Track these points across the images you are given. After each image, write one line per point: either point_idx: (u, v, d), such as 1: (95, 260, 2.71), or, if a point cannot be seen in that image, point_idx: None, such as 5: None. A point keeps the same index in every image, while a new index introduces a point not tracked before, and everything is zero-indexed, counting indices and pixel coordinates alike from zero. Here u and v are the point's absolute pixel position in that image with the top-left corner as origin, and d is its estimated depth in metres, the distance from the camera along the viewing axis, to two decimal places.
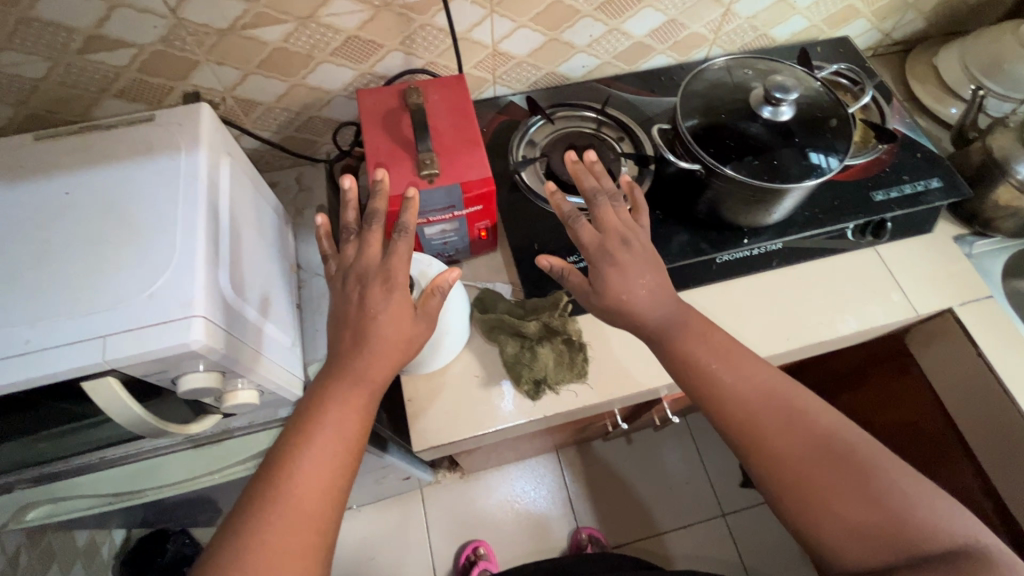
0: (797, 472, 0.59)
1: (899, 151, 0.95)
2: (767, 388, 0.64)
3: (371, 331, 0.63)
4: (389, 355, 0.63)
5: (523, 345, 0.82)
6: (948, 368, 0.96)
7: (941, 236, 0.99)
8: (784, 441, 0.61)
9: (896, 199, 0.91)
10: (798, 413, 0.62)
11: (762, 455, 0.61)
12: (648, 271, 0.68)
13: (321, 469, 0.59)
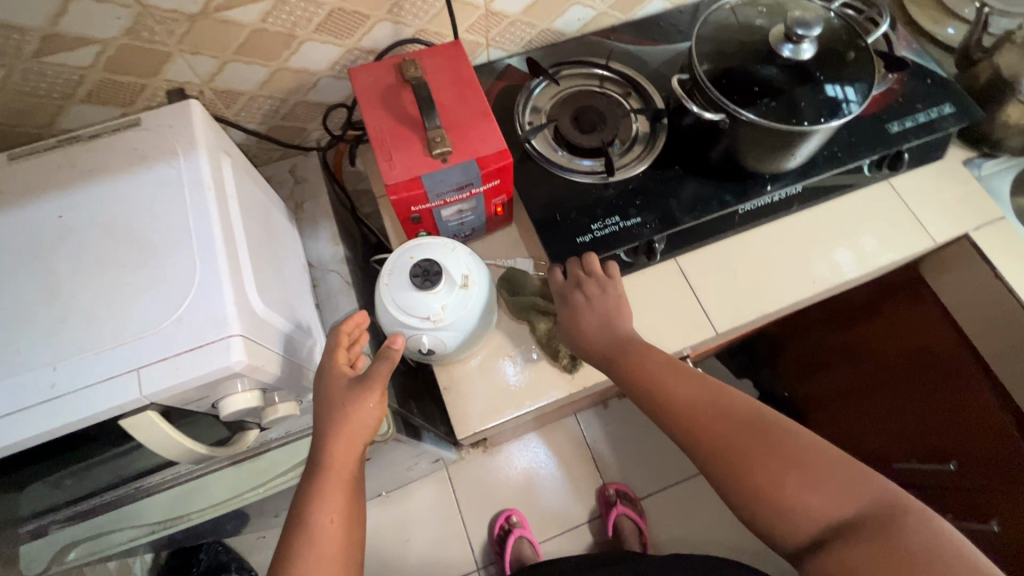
0: (722, 454, 0.60)
1: (910, 78, 0.92)
2: (702, 385, 0.65)
3: (337, 412, 0.61)
4: (349, 432, 0.60)
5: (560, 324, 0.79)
6: (966, 292, 0.98)
7: (951, 161, 0.99)
8: (713, 435, 0.61)
9: (911, 128, 0.88)
10: (729, 406, 0.63)
11: (690, 441, 0.63)
12: (595, 306, 0.74)
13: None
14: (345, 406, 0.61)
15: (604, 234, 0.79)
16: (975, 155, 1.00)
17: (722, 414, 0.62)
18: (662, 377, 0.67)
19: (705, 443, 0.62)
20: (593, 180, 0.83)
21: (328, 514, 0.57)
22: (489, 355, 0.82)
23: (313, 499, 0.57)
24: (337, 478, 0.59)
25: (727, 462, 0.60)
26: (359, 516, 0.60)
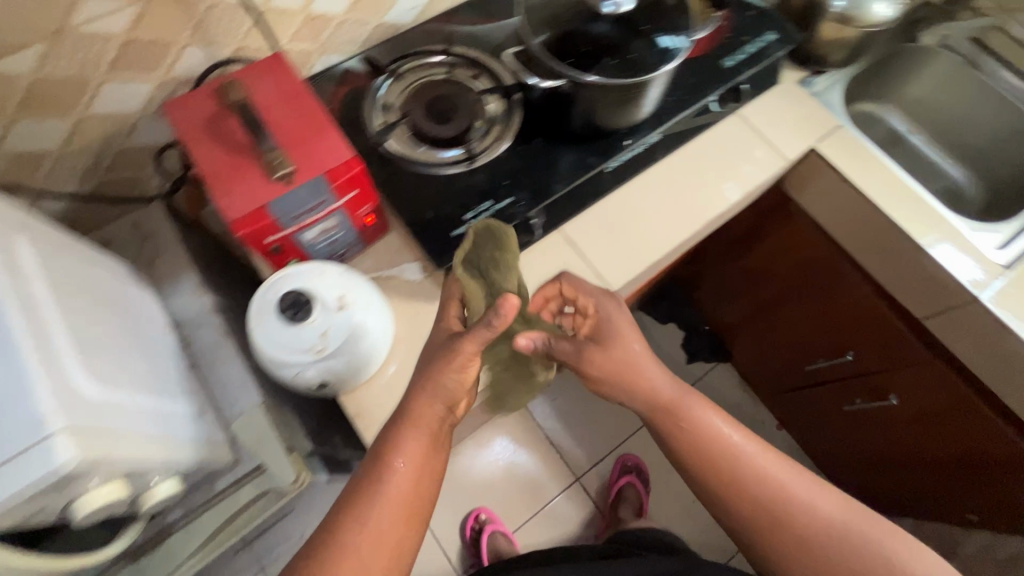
0: (794, 543, 0.65)
1: (734, 12, 0.96)
2: (776, 477, 0.67)
3: (446, 366, 0.65)
4: (436, 392, 0.66)
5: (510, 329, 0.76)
6: (826, 200, 1.05)
7: (788, 83, 1.06)
8: (790, 532, 0.65)
9: (743, 60, 0.93)
10: (805, 502, 0.66)
11: (760, 534, 0.67)
12: (631, 340, 0.73)
13: (383, 514, 0.62)
14: (442, 365, 0.65)
15: (481, 221, 0.77)
16: (804, 75, 1.07)
17: (798, 511, 0.66)
18: (743, 471, 0.68)
19: (774, 537, 0.66)
20: (460, 169, 0.80)
21: (406, 463, 0.64)
22: (397, 370, 0.79)
23: (399, 447, 0.64)
24: (417, 427, 0.66)
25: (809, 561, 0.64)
26: (436, 465, 0.67)
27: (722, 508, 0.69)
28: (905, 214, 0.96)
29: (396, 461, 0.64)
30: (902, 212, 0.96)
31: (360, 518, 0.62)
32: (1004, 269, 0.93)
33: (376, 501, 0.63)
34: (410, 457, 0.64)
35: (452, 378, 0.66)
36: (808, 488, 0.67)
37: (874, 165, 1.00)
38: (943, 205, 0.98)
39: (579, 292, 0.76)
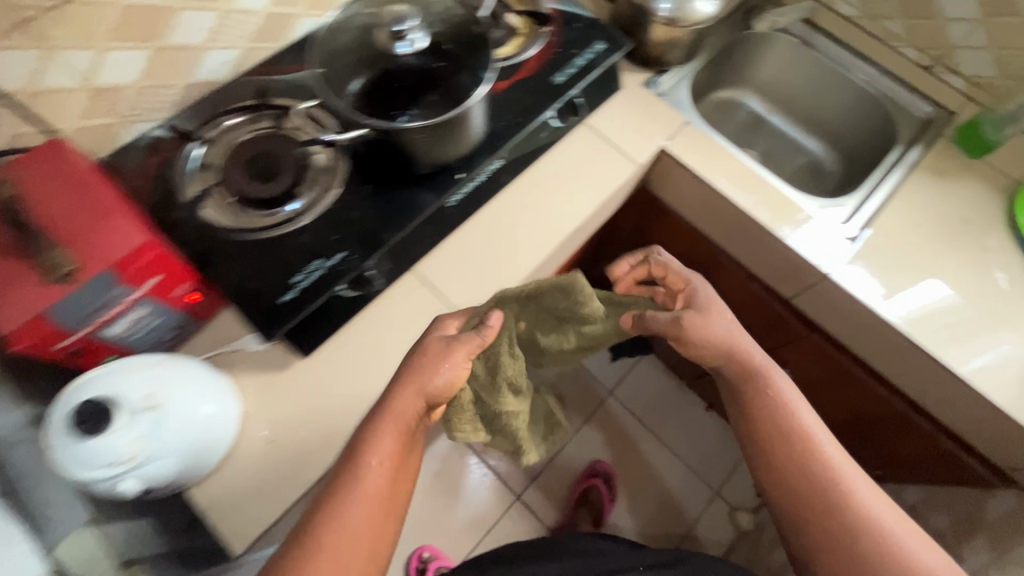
0: (818, 501, 0.79)
1: (560, 26, 0.96)
2: (813, 443, 0.81)
3: (416, 373, 0.70)
4: (420, 386, 0.70)
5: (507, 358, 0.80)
6: (687, 197, 1.06)
7: (632, 86, 1.06)
8: (811, 485, 0.79)
9: (573, 75, 0.92)
10: (837, 468, 0.80)
11: (784, 492, 0.81)
12: (722, 311, 0.84)
13: (362, 511, 0.64)
14: (429, 369, 0.70)
15: (312, 280, 0.74)
16: (650, 75, 1.08)
17: (825, 472, 0.79)
18: (789, 434, 0.81)
19: (794, 488, 0.81)
20: (288, 229, 0.77)
21: (378, 461, 0.67)
22: (252, 448, 0.75)
23: (377, 440, 0.67)
24: (397, 427, 0.68)
25: (822, 518, 0.78)
26: (406, 461, 0.70)
27: (759, 457, 0.84)
28: (756, 202, 0.98)
29: (370, 457, 0.66)
30: (752, 199, 0.98)
31: (332, 519, 0.63)
32: (850, 242, 0.97)
33: (354, 496, 0.65)
34: (386, 450, 0.67)
35: (441, 377, 0.70)
36: (839, 459, 0.81)
37: (722, 158, 1.02)
38: (789, 188, 1.01)
39: (669, 271, 0.84)
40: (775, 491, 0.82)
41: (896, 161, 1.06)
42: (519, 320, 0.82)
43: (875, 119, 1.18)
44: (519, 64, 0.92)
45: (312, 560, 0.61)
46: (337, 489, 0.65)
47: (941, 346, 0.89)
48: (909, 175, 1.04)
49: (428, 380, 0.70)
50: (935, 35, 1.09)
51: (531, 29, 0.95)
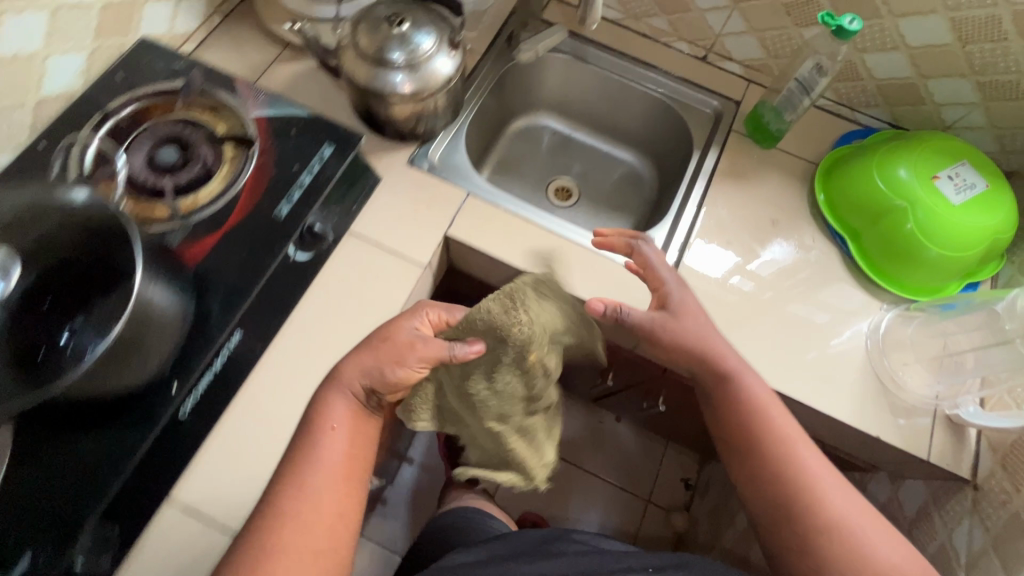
0: (781, 486, 0.71)
1: (273, 139, 0.79)
2: (783, 437, 0.73)
3: (380, 339, 0.67)
4: (377, 376, 0.65)
5: (486, 375, 0.69)
6: (497, 276, 0.93)
7: (396, 170, 0.92)
8: (771, 483, 0.71)
9: (301, 199, 0.76)
10: (807, 468, 0.71)
11: (749, 479, 0.74)
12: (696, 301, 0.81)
13: (328, 480, 0.62)
14: (385, 351, 0.66)
15: None
16: (415, 150, 0.94)
17: (789, 467, 0.71)
18: (753, 427, 0.74)
19: (751, 474, 0.73)
20: None
21: (335, 430, 0.65)
22: None
23: (324, 410, 0.65)
24: (346, 387, 0.66)
25: (782, 502, 0.70)
26: (369, 430, 0.68)
27: (727, 449, 0.77)
28: (563, 271, 0.88)
29: (323, 429, 0.64)
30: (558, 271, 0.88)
31: (281, 502, 0.60)
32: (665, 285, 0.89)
33: (312, 472, 0.62)
34: (338, 420, 0.65)
35: (394, 370, 0.65)
36: (812, 459, 0.72)
37: (515, 227, 0.90)
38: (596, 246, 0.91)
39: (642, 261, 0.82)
40: (738, 479, 0.75)
41: (696, 172, 1.01)
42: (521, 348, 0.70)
43: (669, 122, 1.10)
44: (229, 205, 0.75)
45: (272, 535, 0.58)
46: (305, 444, 0.64)
47: (773, 375, 0.84)
48: (709, 186, 0.98)
49: (376, 371, 0.65)
50: (700, 28, 1.02)
51: (239, 153, 0.78)
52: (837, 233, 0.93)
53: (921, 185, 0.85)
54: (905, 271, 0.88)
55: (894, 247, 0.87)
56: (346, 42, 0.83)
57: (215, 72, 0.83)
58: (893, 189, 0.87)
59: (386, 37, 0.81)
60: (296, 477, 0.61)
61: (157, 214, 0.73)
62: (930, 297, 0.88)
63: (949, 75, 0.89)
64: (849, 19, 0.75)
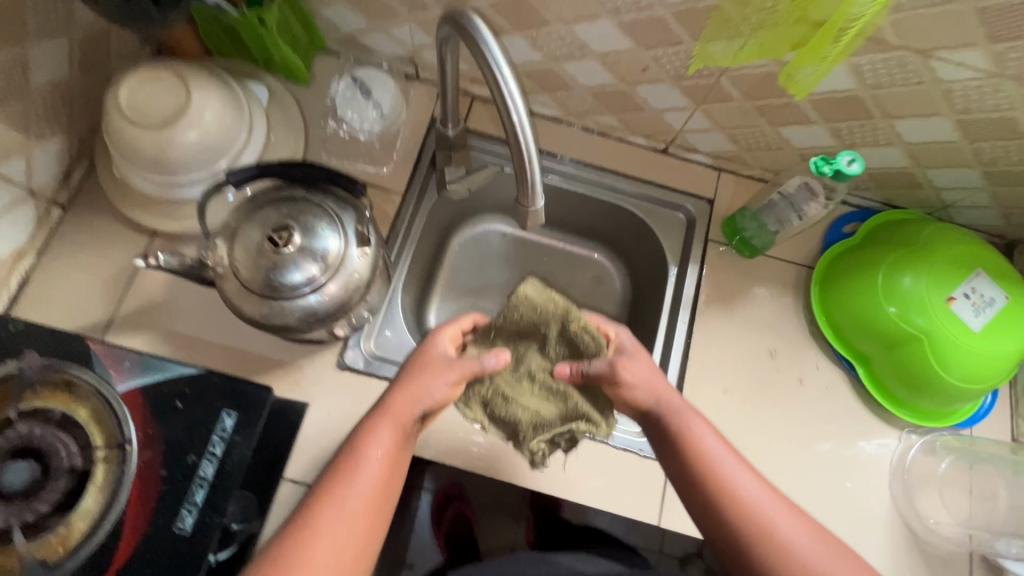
0: (748, 511, 0.61)
1: (153, 421, 0.62)
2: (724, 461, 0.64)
3: (414, 370, 0.65)
4: (417, 394, 0.63)
5: (537, 351, 0.75)
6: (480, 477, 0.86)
7: (325, 383, 0.76)
8: (734, 514, 0.61)
9: (207, 499, 0.60)
10: (757, 505, 0.61)
11: (708, 507, 0.63)
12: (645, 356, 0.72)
13: (365, 505, 0.58)
14: (417, 386, 0.64)
15: None
16: (343, 349, 0.77)
17: (736, 511, 0.61)
18: (698, 471, 0.64)
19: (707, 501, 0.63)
20: None
21: (370, 463, 0.60)
22: None
23: (371, 438, 0.61)
24: (388, 421, 0.62)
25: (747, 534, 0.61)
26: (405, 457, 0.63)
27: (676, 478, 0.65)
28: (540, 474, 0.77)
29: (369, 454, 0.60)
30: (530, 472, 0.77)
31: (309, 527, 0.56)
32: None
33: (356, 489, 0.58)
34: (387, 441, 0.61)
35: (436, 391, 0.64)
36: (759, 496, 0.62)
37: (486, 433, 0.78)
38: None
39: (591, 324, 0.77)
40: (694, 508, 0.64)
41: (675, 296, 0.88)
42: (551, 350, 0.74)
43: (632, 226, 0.94)
44: (115, 533, 0.58)
45: (295, 560, 0.54)
46: (353, 463, 0.60)
47: None
48: (694, 319, 0.85)
49: (416, 389, 0.64)
50: (655, 125, 0.84)
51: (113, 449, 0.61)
52: (841, 356, 0.81)
53: (935, 308, 0.73)
54: (927, 400, 0.77)
55: (910, 378, 0.76)
56: (226, 269, 0.64)
57: (55, 334, 0.64)
58: (894, 301, 0.75)
59: (274, 264, 0.62)
60: (329, 501, 0.58)
61: (19, 571, 0.56)
62: (952, 421, 0.78)
63: (954, 166, 0.75)
64: (847, 159, 0.60)
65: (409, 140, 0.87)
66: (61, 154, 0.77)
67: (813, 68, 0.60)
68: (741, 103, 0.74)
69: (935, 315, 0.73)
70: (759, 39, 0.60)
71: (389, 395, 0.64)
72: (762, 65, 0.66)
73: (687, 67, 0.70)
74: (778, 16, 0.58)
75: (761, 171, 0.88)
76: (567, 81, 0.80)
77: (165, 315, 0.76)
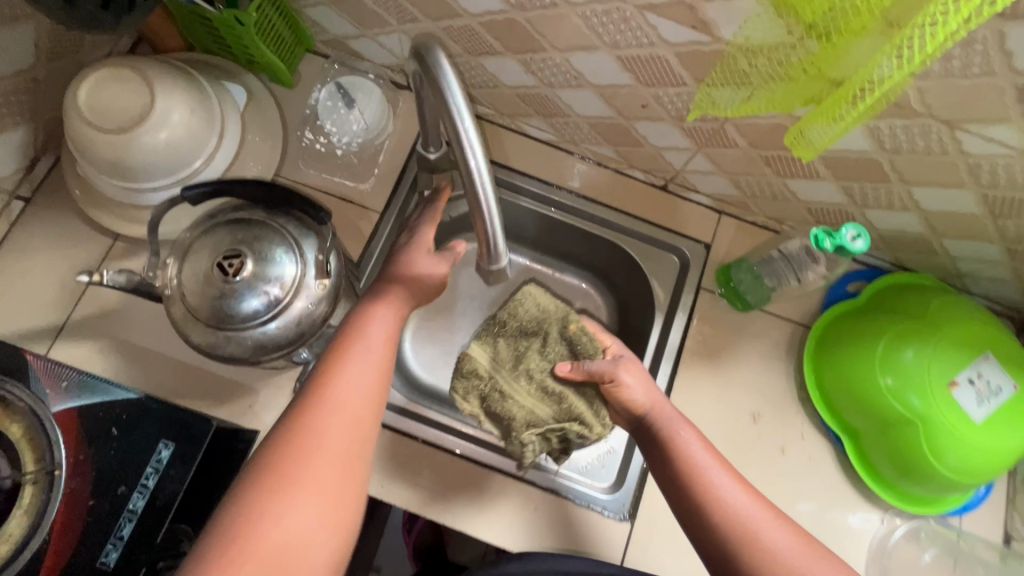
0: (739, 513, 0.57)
1: (84, 447, 0.59)
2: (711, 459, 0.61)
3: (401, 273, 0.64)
4: (415, 279, 0.64)
5: (537, 351, 0.78)
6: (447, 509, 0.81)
7: (280, 408, 0.73)
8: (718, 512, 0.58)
9: (135, 533, 0.57)
10: (740, 510, 0.57)
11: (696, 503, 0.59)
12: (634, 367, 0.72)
13: (378, 373, 0.55)
14: (408, 273, 0.64)
15: None
16: (301, 376, 0.73)
17: (720, 517, 0.57)
18: (685, 466, 0.61)
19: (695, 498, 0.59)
20: None
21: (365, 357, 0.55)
22: None
23: (358, 341, 0.56)
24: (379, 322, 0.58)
25: (742, 534, 0.56)
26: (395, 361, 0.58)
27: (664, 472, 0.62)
28: (497, 524, 0.73)
29: (372, 327, 0.58)
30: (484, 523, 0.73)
31: (322, 393, 0.52)
32: (626, 525, 0.74)
33: (366, 358, 0.55)
34: (389, 322, 0.59)
35: (433, 270, 0.66)
36: (743, 501, 0.58)
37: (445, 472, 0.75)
38: (535, 472, 0.77)
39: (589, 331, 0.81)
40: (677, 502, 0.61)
41: (659, 344, 0.83)
42: (551, 353, 0.78)
43: (622, 262, 0.89)
44: (33, 562, 0.56)
45: (289, 449, 0.49)
46: (359, 327, 0.57)
47: None
48: (676, 372, 0.80)
49: (414, 274, 0.64)
50: (654, 161, 0.79)
51: (41, 472, 0.58)
52: (830, 428, 0.77)
53: (933, 393, 0.67)
54: (914, 486, 0.72)
55: (900, 461, 0.71)
56: (174, 292, 0.60)
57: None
58: (893, 377, 0.69)
59: (222, 292, 0.58)
60: (341, 364, 0.54)
61: None
62: (939, 508, 0.73)
63: (973, 240, 0.69)
64: (852, 235, 0.55)
65: (392, 156, 0.82)
66: (24, 146, 0.73)
67: (826, 127, 0.53)
68: (746, 151, 0.68)
69: (932, 399, 0.67)
70: (768, 90, 0.54)
71: (377, 299, 0.61)
72: (770, 118, 0.60)
73: (689, 110, 0.64)
74: (788, 70, 0.51)
75: (765, 219, 0.82)
76: (563, 108, 0.75)
77: (121, 324, 0.73)
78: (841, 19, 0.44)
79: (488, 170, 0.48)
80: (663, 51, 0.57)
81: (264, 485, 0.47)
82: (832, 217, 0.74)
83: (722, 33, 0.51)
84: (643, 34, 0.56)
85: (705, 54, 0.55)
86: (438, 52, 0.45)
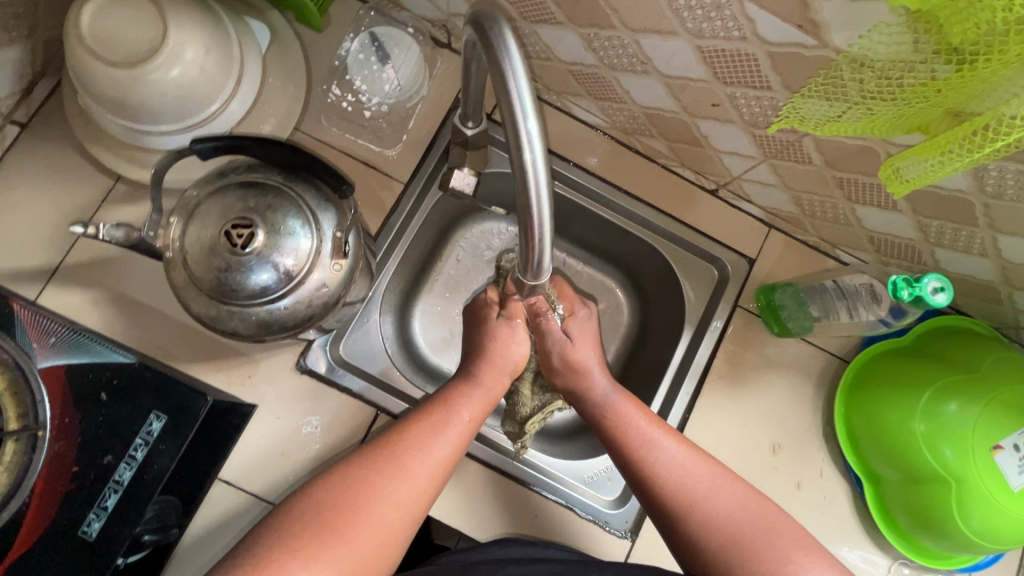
0: (676, 479, 0.57)
1: (71, 410, 0.56)
2: (645, 427, 0.60)
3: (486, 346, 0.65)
4: (502, 362, 0.64)
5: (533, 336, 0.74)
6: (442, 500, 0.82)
7: (281, 382, 0.69)
8: (654, 478, 0.58)
9: (119, 506, 0.54)
10: (676, 474, 0.57)
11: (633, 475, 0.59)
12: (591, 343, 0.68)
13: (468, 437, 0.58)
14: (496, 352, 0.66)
15: None
16: (304, 352, 0.70)
17: (663, 489, 0.57)
18: (620, 439, 0.61)
19: (630, 466, 0.59)
20: None
21: (459, 427, 0.57)
22: None
23: (460, 402, 0.59)
24: (485, 389, 0.62)
25: (681, 499, 0.56)
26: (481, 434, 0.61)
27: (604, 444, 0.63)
28: (498, 525, 0.72)
29: (463, 410, 0.59)
30: (469, 518, 0.71)
31: (389, 464, 0.53)
32: (626, 540, 0.73)
33: (447, 437, 0.56)
34: (476, 405, 0.60)
35: (517, 350, 0.66)
36: (680, 464, 0.58)
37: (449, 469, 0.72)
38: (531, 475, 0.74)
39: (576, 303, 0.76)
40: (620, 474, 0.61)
41: (682, 359, 0.79)
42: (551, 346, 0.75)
43: (655, 266, 0.83)
44: (12, 525, 0.53)
45: (356, 501, 0.50)
46: (464, 393, 0.61)
47: None
48: (698, 391, 0.76)
49: (501, 357, 0.64)
50: (709, 162, 0.72)
51: (24, 432, 0.54)
52: (851, 469, 0.74)
53: (972, 450, 0.62)
54: (931, 541, 0.69)
55: (921, 515, 0.67)
56: (177, 255, 0.55)
57: None
58: (930, 426, 0.64)
59: (227, 263, 0.52)
60: (439, 422, 0.57)
61: None
62: (947, 565, 0.71)
63: None
64: (934, 288, 0.52)
65: (423, 124, 0.75)
66: (23, 66, 0.66)
67: (926, 162, 0.44)
68: (819, 169, 0.61)
69: (969, 456, 0.62)
70: (869, 108, 0.46)
71: (479, 363, 0.64)
72: (858, 139, 0.53)
73: (767, 118, 0.57)
74: (902, 93, 0.43)
75: (817, 240, 0.76)
76: (619, 93, 0.67)
77: (120, 273, 0.68)
78: (992, 43, 0.36)
79: (544, 169, 0.42)
80: (754, 48, 0.49)
81: (312, 521, 0.48)
82: (894, 250, 0.68)
83: (832, 38, 0.44)
84: (735, 25, 0.48)
85: (804, 59, 0.47)
86: (505, 28, 0.39)
